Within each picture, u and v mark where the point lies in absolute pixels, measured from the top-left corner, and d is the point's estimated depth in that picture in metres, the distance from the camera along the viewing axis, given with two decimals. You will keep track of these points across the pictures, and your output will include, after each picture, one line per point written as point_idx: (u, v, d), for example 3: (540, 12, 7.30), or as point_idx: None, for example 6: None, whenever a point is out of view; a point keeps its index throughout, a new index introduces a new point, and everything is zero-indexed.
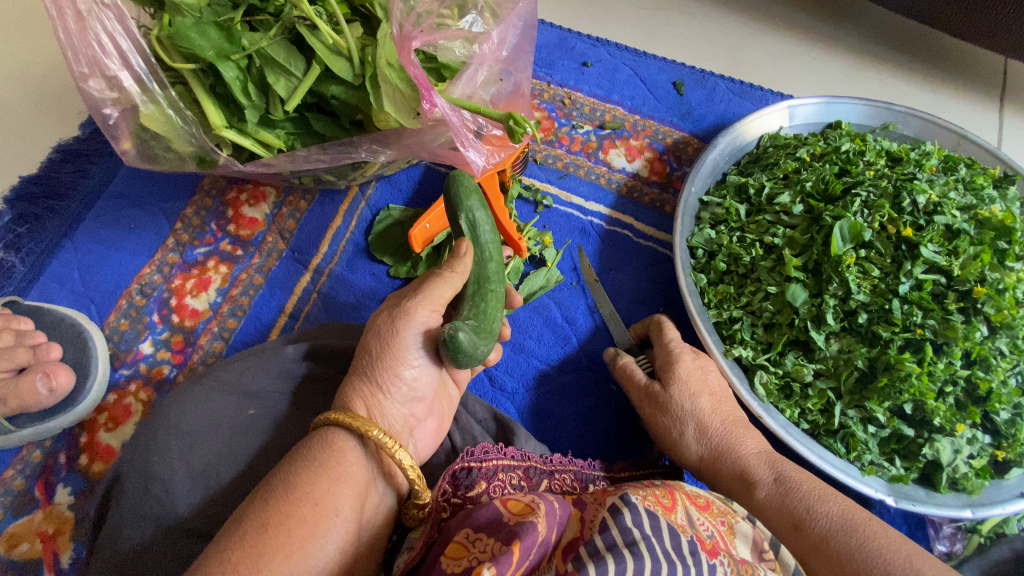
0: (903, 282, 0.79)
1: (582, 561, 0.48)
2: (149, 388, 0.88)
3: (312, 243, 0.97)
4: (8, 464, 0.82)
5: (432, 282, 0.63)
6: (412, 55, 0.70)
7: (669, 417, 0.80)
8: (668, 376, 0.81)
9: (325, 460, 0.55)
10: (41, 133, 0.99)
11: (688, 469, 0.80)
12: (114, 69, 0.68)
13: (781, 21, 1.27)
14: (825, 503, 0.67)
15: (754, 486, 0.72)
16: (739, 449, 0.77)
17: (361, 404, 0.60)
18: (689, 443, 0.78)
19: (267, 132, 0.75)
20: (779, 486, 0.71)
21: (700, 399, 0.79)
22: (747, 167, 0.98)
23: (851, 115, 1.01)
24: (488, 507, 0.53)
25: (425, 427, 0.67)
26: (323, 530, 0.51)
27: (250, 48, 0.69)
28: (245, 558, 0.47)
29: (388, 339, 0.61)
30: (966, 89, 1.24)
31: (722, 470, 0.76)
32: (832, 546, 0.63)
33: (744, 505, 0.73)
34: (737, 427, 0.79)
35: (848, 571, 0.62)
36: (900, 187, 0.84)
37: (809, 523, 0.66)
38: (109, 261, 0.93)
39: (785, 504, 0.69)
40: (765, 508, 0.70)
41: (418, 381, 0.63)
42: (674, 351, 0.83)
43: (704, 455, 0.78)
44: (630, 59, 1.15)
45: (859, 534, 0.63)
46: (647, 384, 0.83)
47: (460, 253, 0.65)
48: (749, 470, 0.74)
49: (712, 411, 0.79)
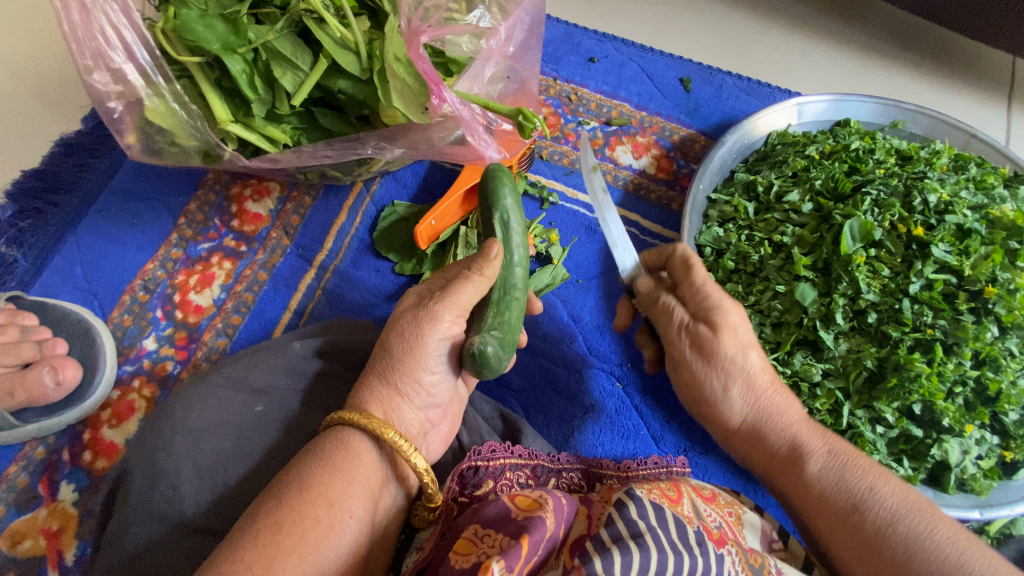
0: (913, 281, 0.78)
1: (589, 555, 0.47)
2: (153, 384, 0.87)
3: (317, 240, 0.96)
4: (11, 460, 0.81)
5: (458, 285, 0.60)
6: (421, 49, 0.70)
7: (711, 370, 0.67)
8: (711, 321, 0.67)
9: (340, 460, 0.54)
10: (43, 127, 0.98)
11: (723, 432, 0.69)
12: (119, 62, 0.67)
13: (789, 17, 1.26)
14: (887, 482, 0.57)
15: (804, 458, 0.61)
16: (786, 415, 0.65)
17: (379, 407, 0.58)
18: (731, 403, 0.66)
19: (273, 127, 0.75)
20: (835, 459, 0.60)
21: (748, 352, 0.66)
22: (755, 165, 0.97)
23: (861, 113, 1.00)
24: (497, 502, 0.53)
25: (437, 431, 0.67)
26: (337, 532, 0.51)
27: (256, 41, 0.68)
28: (259, 558, 0.47)
29: (411, 342, 0.60)
30: (973, 87, 1.23)
31: (767, 437, 0.65)
32: (897, 533, 0.54)
33: (791, 479, 0.62)
34: (782, 389, 0.67)
35: (915, 562, 0.52)
36: (911, 186, 0.83)
37: (870, 505, 0.56)
38: (112, 256, 0.92)
39: (841, 481, 0.58)
40: (818, 484, 0.59)
41: (436, 387, 0.62)
42: (711, 297, 0.68)
43: (747, 417, 0.66)
44: (637, 55, 1.15)
45: (925, 519, 0.54)
46: (685, 324, 0.69)
47: (490, 254, 0.61)
48: (798, 438, 0.63)
49: (760, 369, 0.66)
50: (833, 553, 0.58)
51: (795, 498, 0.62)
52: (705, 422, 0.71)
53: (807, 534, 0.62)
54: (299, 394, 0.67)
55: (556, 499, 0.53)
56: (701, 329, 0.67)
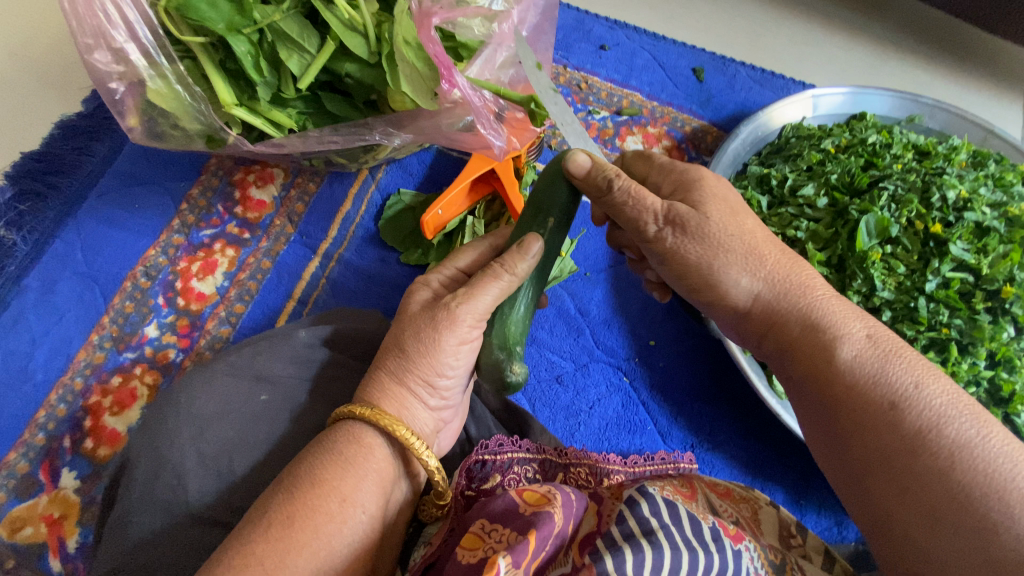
0: (930, 279, 0.78)
1: (599, 553, 0.46)
2: (155, 371, 0.86)
3: (322, 227, 0.95)
4: (11, 447, 0.80)
5: (486, 285, 0.57)
6: (431, 31, 0.69)
7: (706, 247, 0.59)
8: (696, 198, 0.61)
9: (352, 455, 0.53)
10: (42, 108, 0.95)
11: (729, 312, 0.62)
12: (120, 41, 0.65)
13: (804, 7, 1.23)
14: (934, 378, 0.51)
15: (835, 341, 0.54)
16: (840, 347, 0.54)
17: (393, 408, 0.57)
18: (857, 335, 0.54)
19: (278, 111, 0.73)
20: (874, 344, 0.53)
21: (744, 221, 0.61)
22: (768, 158, 0.95)
23: (878, 107, 0.98)
24: (504, 496, 0.51)
25: (448, 428, 0.65)
26: (350, 526, 0.50)
27: (262, 22, 0.66)
28: (271, 551, 0.47)
29: (429, 345, 0.57)
30: (989, 83, 1.21)
31: (788, 317, 0.58)
32: (882, 442, 0.49)
33: (817, 360, 0.55)
34: (790, 262, 0.60)
35: (910, 477, 0.47)
36: (929, 182, 0.83)
37: (913, 401, 0.50)
38: (113, 242, 0.91)
39: (881, 369, 0.51)
40: (851, 370, 0.52)
41: (450, 390, 0.60)
42: (710, 195, 0.61)
43: (761, 293, 0.59)
44: (649, 43, 1.12)
45: (977, 423, 0.48)
46: (656, 211, 0.60)
47: (530, 251, 0.58)
48: (829, 318, 0.56)
49: (772, 261, 0.59)
50: (851, 449, 0.52)
51: (867, 480, 0.50)
52: (705, 308, 0.64)
53: (821, 423, 0.55)
54: (305, 383, 0.66)
55: (564, 493, 0.51)
56: (682, 207, 0.60)
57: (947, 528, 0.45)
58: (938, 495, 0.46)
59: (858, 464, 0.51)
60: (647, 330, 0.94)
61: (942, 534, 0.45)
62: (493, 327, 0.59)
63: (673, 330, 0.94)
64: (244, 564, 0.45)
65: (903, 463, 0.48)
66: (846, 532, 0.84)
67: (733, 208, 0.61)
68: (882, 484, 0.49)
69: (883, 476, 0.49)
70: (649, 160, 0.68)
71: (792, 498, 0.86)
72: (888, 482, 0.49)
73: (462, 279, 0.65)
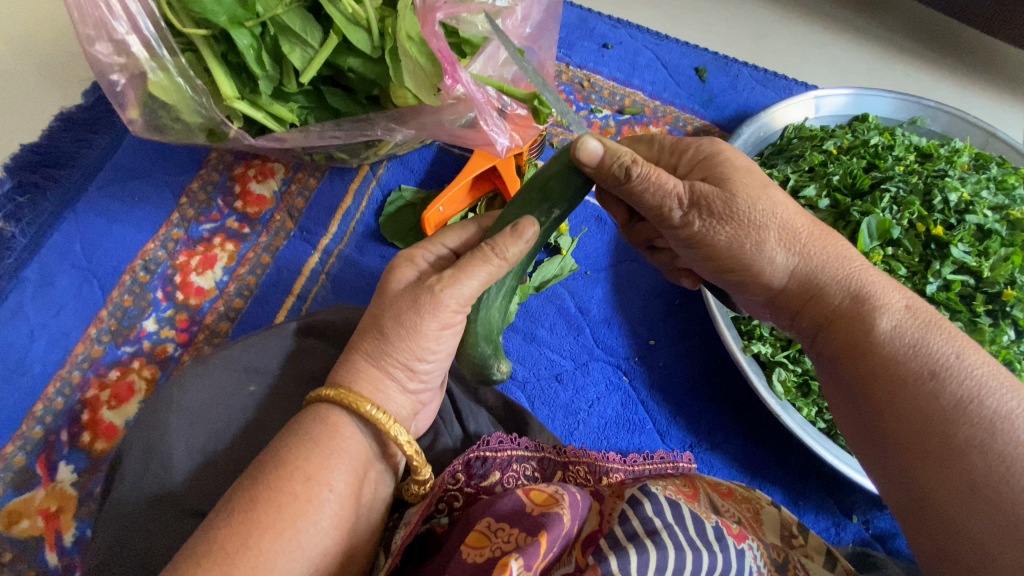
0: (930, 282, 0.79)
1: (604, 553, 0.46)
2: (153, 365, 0.86)
3: (321, 223, 0.95)
4: (8, 440, 0.80)
5: (471, 267, 0.55)
6: (435, 27, 0.68)
7: (735, 226, 0.57)
8: (719, 175, 0.59)
9: (318, 435, 0.51)
10: (41, 100, 0.94)
11: (761, 287, 0.60)
12: (122, 33, 0.64)
13: (807, 8, 1.23)
14: (973, 350, 0.51)
15: (876, 312, 0.54)
16: (880, 318, 0.53)
17: (368, 389, 0.55)
18: (896, 306, 0.54)
19: (280, 105, 0.73)
20: (915, 315, 0.53)
21: (775, 194, 0.59)
22: (770, 159, 0.95)
23: (882, 108, 0.98)
24: (510, 495, 0.50)
25: (425, 410, 0.63)
26: (315, 505, 0.48)
27: (265, 15, 0.65)
28: (234, 535, 0.45)
29: (407, 326, 0.55)
30: (991, 86, 1.22)
31: (826, 289, 0.57)
32: (922, 414, 0.49)
33: (856, 332, 0.54)
34: (826, 236, 0.59)
35: (950, 448, 0.47)
36: (931, 184, 0.83)
37: (953, 372, 0.49)
38: (112, 235, 0.90)
39: (921, 340, 0.51)
40: (891, 341, 0.52)
41: (429, 373, 0.58)
42: (738, 167, 0.60)
43: (797, 268, 0.58)
44: (652, 42, 1.12)
45: (1017, 395, 0.48)
46: (679, 195, 0.57)
47: (525, 236, 0.56)
48: (867, 290, 0.55)
49: (809, 235, 0.58)
50: (887, 422, 0.51)
51: (903, 454, 0.50)
52: (733, 285, 0.62)
53: (855, 397, 0.54)
54: (305, 378, 0.66)
55: (570, 494, 0.51)
56: (707, 185, 0.57)
57: (987, 501, 0.45)
58: (977, 467, 0.46)
59: (893, 437, 0.51)
60: (647, 330, 0.93)
61: (978, 508, 0.45)
62: (479, 313, 0.59)
63: (673, 330, 0.94)
64: (207, 550, 0.45)
65: (942, 437, 0.48)
66: (844, 533, 0.84)
67: (764, 179, 0.59)
68: (919, 457, 0.49)
69: (920, 451, 0.49)
70: (651, 142, 0.67)
71: (790, 498, 0.86)
72: (924, 455, 0.48)
73: (449, 257, 0.63)
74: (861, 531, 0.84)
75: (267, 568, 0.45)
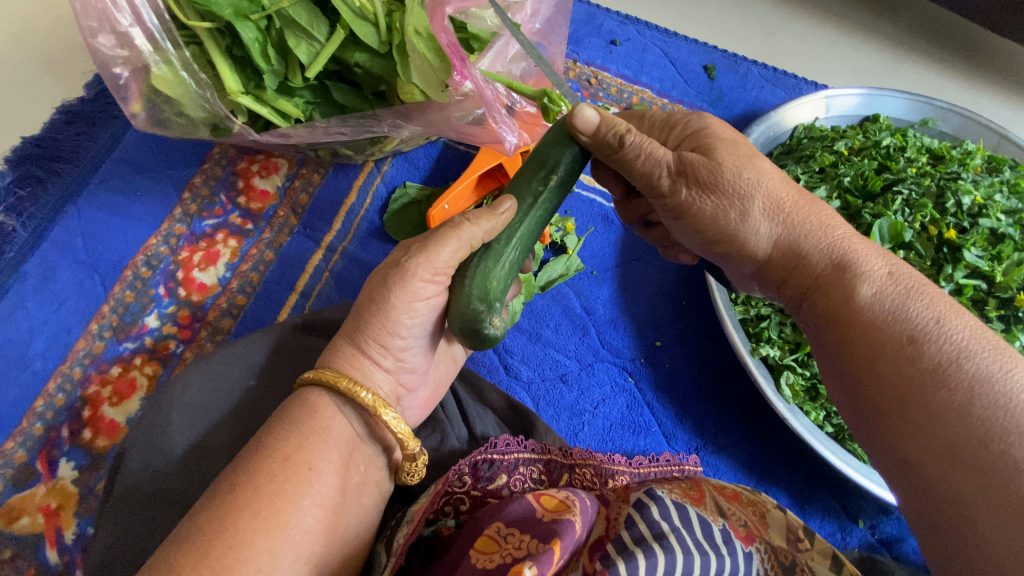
0: (942, 286, 0.77)
1: (611, 558, 0.46)
2: (155, 362, 0.85)
3: (325, 220, 0.94)
4: (8, 436, 0.79)
5: (441, 238, 0.53)
6: (444, 21, 0.68)
7: (720, 197, 0.56)
8: (707, 145, 0.58)
9: (297, 416, 0.51)
10: (43, 93, 0.93)
11: (746, 259, 0.60)
12: (125, 25, 0.63)
13: (818, 7, 1.21)
14: (957, 315, 0.49)
15: (856, 279, 0.52)
16: (860, 284, 0.52)
17: (344, 366, 0.54)
18: (877, 272, 0.52)
19: (285, 100, 0.72)
20: (897, 281, 0.51)
21: (761, 164, 0.57)
22: (780, 158, 0.93)
23: (894, 109, 0.96)
24: (520, 501, 0.50)
25: (415, 397, 0.61)
26: (295, 484, 0.47)
27: (270, 8, 0.65)
28: (213, 517, 0.44)
29: (378, 301, 0.54)
30: (1002, 87, 1.20)
31: (808, 258, 0.56)
32: (900, 378, 0.48)
33: (836, 299, 0.53)
34: (814, 206, 0.58)
35: (928, 411, 0.46)
36: (944, 187, 0.82)
37: (933, 337, 0.48)
38: (115, 229, 0.89)
39: (900, 306, 0.50)
40: (870, 308, 0.51)
41: (406, 351, 0.56)
42: (726, 138, 0.59)
43: (779, 239, 0.57)
44: (661, 39, 1.10)
45: (1001, 358, 0.46)
46: (667, 165, 0.57)
47: (500, 211, 0.55)
48: (850, 257, 0.54)
49: (795, 205, 0.57)
50: (866, 387, 0.50)
51: (882, 419, 0.49)
52: (720, 257, 0.62)
53: (836, 365, 0.53)
54: None
55: (581, 500, 0.50)
56: (694, 154, 0.57)
57: (966, 464, 0.43)
58: (956, 429, 0.44)
59: (872, 404, 0.50)
60: (654, 331, 0.93)
61: (958, 470, 0.43)
62: (472, 282, 0.53)
63: (679, 331, 0.93)
64: (191, 535, 0.44)
65: (920, 401, 0.46)
66: (850, 538, 0.84)
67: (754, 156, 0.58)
68: (898, 421, 0.47)
69: (897, 415, 0.47)
70: (643, 118, 0.66)
71: (796, 502, 0.85)
72: (904, 419, 0.47)
73: None
74: (867, 536, 0.84)
75: (244, 547, 0.44)
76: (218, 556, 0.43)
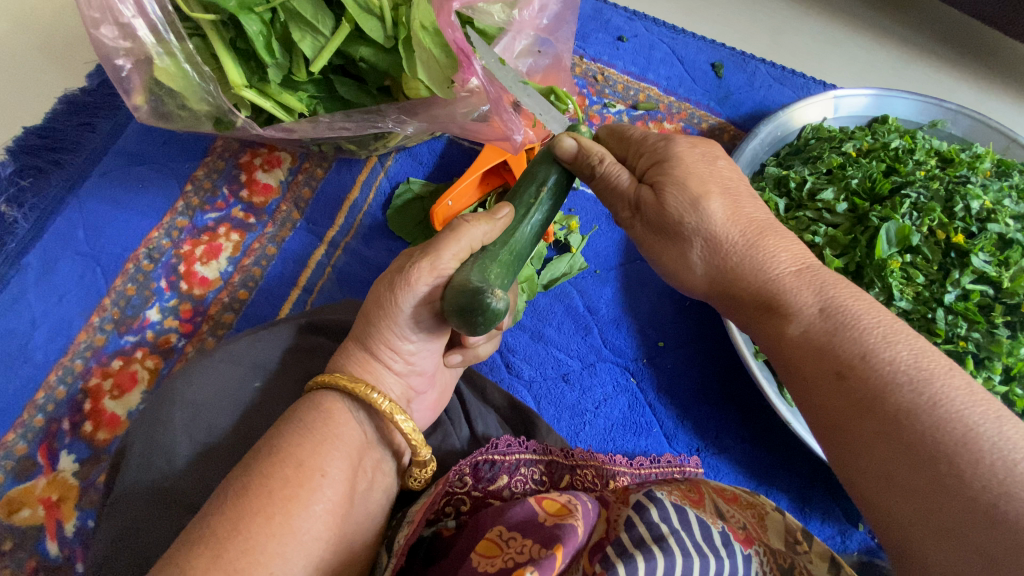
0: (949, 291, 0.77)
1: (611, 561, 0.46)
2: (156, 356, 0.85)
3: (328, 215, 0.93)
4: (8, 428, 0.79)
5: (446, 240, 0.52)
6: (451, 16, 0.66)
7: (666, 238, 0.59)
8: (659, 185, 0.58)
9: (311, 422, 0.51)
10: (45, 83, 0.93)
11: (698, 295, 0.62)
12: (128, 16, 0.62)
13: (827, 5, 1.20)
14: (889, 344, 0.46)
15: (787, 316, 0.52)
16: (793, 320, 0.51)
17: (356, 369, 0.54)
18: (807, 306, 0.51)
19: (289, 94, 0.71)
20: (825, 317, 0.50)
21: (708, 206, 0.57)
22: (787, 159, 0.92)
23: (903, 111, 0.95)
24: (522, 504, 0.50)
25: (424, 399, 0.61)
26: (308, 490, 0.47)
27: (274, 1, 0.64)
28: (225, 521, 0.44)
29: (386, 306, 0.53)
30: (1011, 89, 1.19)
31: (748, 294, 0.55)
32: (831, 415, 0.47)
33: (772, 339, 0.53)
34: (764, 240, 0.57)
35: (858, 446, 0.45)
36: (953, 191, 0.81)
37: (859, 372, 0.46)
38: (117, 222, 0.89)
39: (828, 342, 0.48)
40: (800, 346, 0.50)
41: (416, 355, 0.56)
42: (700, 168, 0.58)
43: (721, 278, 0.57)
44: (668, 36, 1.09)
45: (931, 387, 0.43)
46: (628, 202, 0.61)
47: (498, 215, 0.55)
48: (785, 290, 0.53)
49: (742, 243, 0.56)
50: (810, 423, 0.50)
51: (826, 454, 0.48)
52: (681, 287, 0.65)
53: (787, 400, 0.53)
54: (309, 376, 0.65)
55: (583, 503, 0.50)
56: (644, 196, 0.59)
57: (901, 494, 0.41)
58: (886, 461, 0.43)
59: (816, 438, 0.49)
60: (656, 331, 0.92)
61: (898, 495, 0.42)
62: (468, 270, 0.50)
63: (682, 333, 0.92)
64: (201, 540, 0.43)
65: (850, 438, 0.45)
66: (849, 542, 0.84)
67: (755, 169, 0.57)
68: (836, 456, 0.47)
69: (836, 449, 0.47)
70: (622, 137, 0.65)
71: (796, 504, 0.85)
72: (840, 453, 0.46)
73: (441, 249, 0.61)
74: (867, 539, 0.84)
75: (258, 552, 0.43)
76: (226, 565, 0.42)
